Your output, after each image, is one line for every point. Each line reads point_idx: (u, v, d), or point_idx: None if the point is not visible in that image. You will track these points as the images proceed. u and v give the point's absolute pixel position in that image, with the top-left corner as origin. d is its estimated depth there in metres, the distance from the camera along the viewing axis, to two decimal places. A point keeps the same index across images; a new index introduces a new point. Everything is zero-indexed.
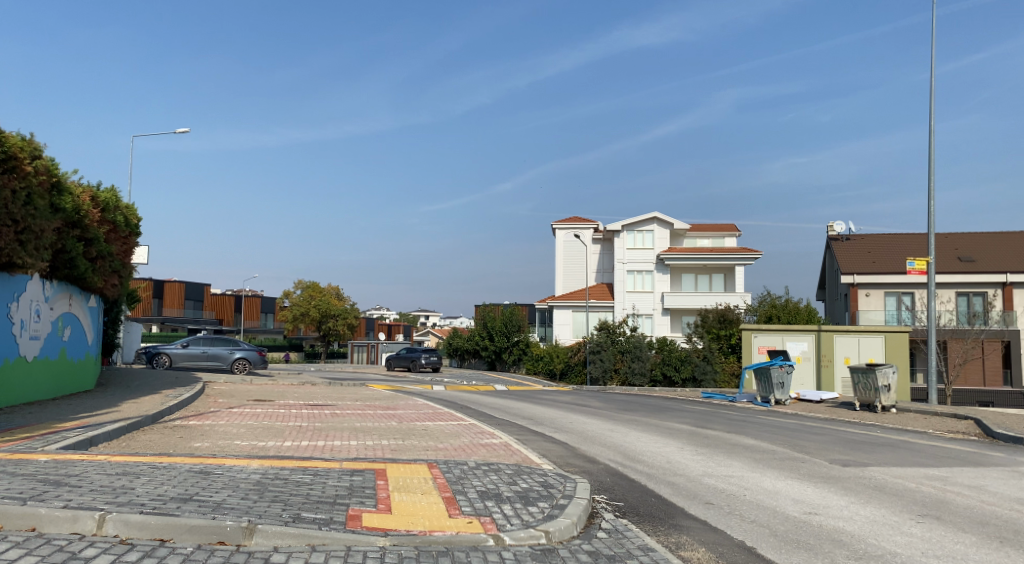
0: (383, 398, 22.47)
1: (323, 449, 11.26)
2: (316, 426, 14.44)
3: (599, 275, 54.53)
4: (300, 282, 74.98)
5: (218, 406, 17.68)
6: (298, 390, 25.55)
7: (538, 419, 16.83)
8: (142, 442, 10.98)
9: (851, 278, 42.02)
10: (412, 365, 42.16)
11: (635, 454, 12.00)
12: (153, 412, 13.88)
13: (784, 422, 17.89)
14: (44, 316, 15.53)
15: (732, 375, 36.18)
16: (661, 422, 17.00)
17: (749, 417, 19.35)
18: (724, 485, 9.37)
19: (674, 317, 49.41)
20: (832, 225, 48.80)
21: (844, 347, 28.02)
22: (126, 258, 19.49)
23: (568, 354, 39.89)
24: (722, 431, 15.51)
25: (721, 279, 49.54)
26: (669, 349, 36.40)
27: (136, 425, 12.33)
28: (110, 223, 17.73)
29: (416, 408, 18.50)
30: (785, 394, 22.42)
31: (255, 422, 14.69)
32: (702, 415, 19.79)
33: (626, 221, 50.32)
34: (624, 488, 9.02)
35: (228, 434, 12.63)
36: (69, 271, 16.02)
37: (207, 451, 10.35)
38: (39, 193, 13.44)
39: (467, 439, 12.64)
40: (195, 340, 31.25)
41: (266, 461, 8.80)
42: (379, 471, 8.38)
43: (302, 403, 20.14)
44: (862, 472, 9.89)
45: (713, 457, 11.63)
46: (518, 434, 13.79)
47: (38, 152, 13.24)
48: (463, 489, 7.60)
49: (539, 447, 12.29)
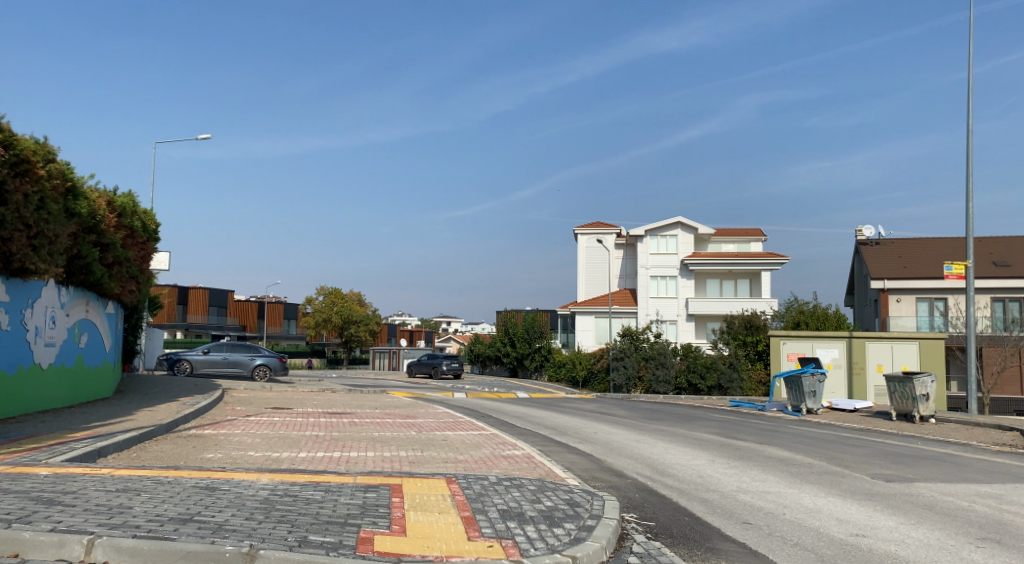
0: (403, 405, 22.08)
1: (338, 460, 10.85)
2: (333, 436, 14.04)
3: (622, 281, 53.93)
4: (322, 288, 75.06)
5: (236, 414, 17.38)
6: (317, 397, 25.29)
7: (562, 428, 16.34)
8: (154, 453, 10.63)
9: (882, 283, 41.08)
10: (433, 371, 41.84)
11: (665, 468, 11.44)
12: (167, 422, 13.56)
13: (817, 433, 17.24)
14: (60, 322, 15.29)
15: (760, 383, 35.42)
16: (689, 432, 16.43)
17: (779, 427, 18.70)
18: (762, 503, 8.83)
19: (699, 323, 48.75)
20: (861, 230, 47.85)
21: (876, 354, 27.26)
22: (144, 264, 19.25)
23: (591, 361, 39.34)
24: (753, 442, 14.91)
25: (747, 285, 48.74)
26: (694, 356, 35.66)
27: (149, 435, 11.99)
28: (128, 228, 17.49)
29: (436, 417, 18.08)
30: (817, 403, 21.76)
31: (272, 431, 14.33)
32: (730, 424, 19.18)
33: (650, 226, 49.65)
34: (656, 506, 8.51)
35: (243, 445, 12.25)
36: (85, 276, 15.76)
37: (218, 463, 9.96)
38: (53, 197, 13.13)
39: (488, 451, 12.16)
40: (216, 346, 31.06)
41: (277, 475, 8.39)
42: (394, 486, 7.93)
43: (320, 411, 19.80)
44: (908, 488, 9.30)
45: (747, 471, 11.08)
46: (541, 445, 13.30)
47: (52, 155, 12.94)
48: (484, 508, 7.14)
49: (563, 458, 11.80)
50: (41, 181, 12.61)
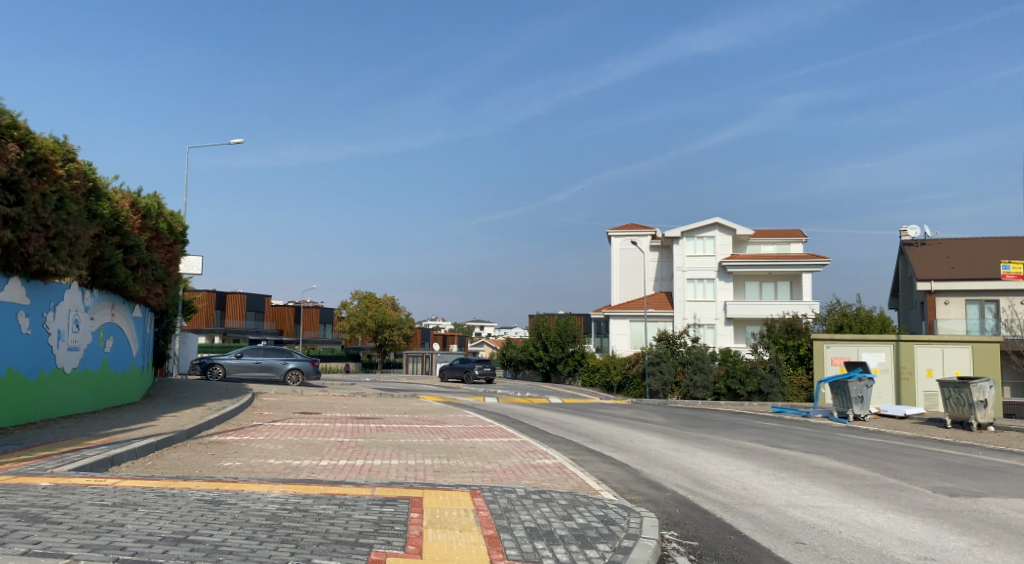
0: (433, 410, 21.55)
1: (361, 470, 10.34)
2: (358, 442, 13.54)
3: (658, 284, 53.02)
4: (357, 293, 75.17)
5: (262, 419, 17.00)
6: (348, 401, 24.91)
7: (596, 436, 15.68)
8: (170, 461, 10.22)
9: (929, 284, 39.70)
10: (465, 375, 41.33)
11: (707, 479, 10.75)
12: (190, 428, 13.17)
13: (867, 441, 16.37)
14: (84, 326, 15.01)
15: (802, 389, 34.28)
16: (730, 440, 15.68)
17: (826, 434, 17.84)
18: (816, 521, 8.12)
19: (738, 327, 47.70)
20: (906, 230, 46.47)
21: (926, 358, 26.14)
22: (171, 267, 18.98)
23: (625, 366, 38.51)
24: (799, 451, 14.11)
25: (787, 287, 47.60)
26: (734, 361, 34.90)
27: (168, 441, 11.61)
28: (153, 230, 17.20)
29: (467, 422, 17.54)
30: (864, 409, 20.80)
31: (295, 437, 13.89)
32: (773, 432, 18.36)
33: (686, 227, 48.71)
34: (699, 522, 7.86)
35: (264, 452, 11.80)
36: (109, 279, 15.47)
37: (234, 472, 9.50)
38: (74, 198, 12.81)
39: (518, 460, 11.56)
40: (249, 350, 30.83)
41: (291, 486, 7.85)
42: (413, 500, 7.37)
43: (349, 416, 19.39)
44: (975, 504, 8.52)
45: (797, 484, 10.33)
46: (574, 454, 12.65)
47: (71, 154, 12.61)
48: (509, 526, 6.55)
49: (598, 469, 11.15)
50: (59, 181, 12.27)
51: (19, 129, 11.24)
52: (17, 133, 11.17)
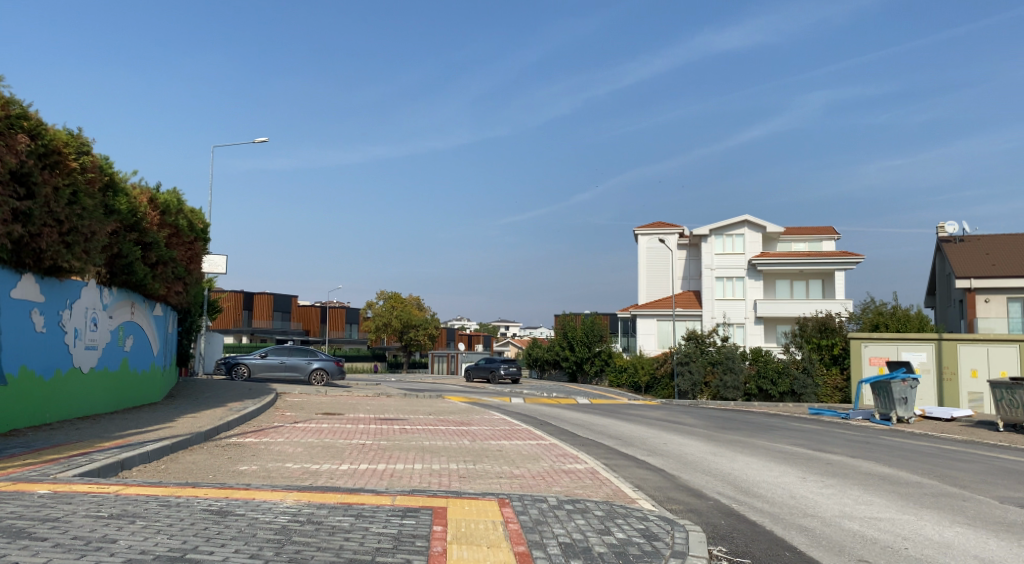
0: (458, 411, 20.95)
1: (382, 475, 9.81)
2: (380, 445, 13.03)
3: (686, 283, 52.08)
4: (382, 293, 75.01)
5: (284, 420, 16.55)
6: (372, 401, 24.48)
7: (627, 438, 15.05)
8: (184, 465, 9.75)
9: (968, 282, 38.51)
10: (490, 375, 40.81)
11: (750, 487, 10.08)
12: (207, 430, 12.71)
13: (914, 445, 15.57)
14: (103, 325, 14.62)
15: (837, 389, 33.20)
16: (769, 443, 14.96)
17: (869, 437, 17.03)
18: (877, 538, 7.47)
19: (768, 326, 46.67)
20: (944, 226, 45.24)
21: (970, 358, 25.16)
22: (192, 265, 18.56)
23: (654, 366, 37.70)
24: (844, 456, 13.36)
25: (819, 285, 46.54)
26: (765, 361, 34.01)
27: (183, 444, 11.14)
28: (173, 227, 16.77)
29: (493, 424, 16.96)
30: (908, 411, 19.94)
31: (316, 439, 13.39)
32: (814, 434, 17.58)
33: (714, 225, 47.74)
34: (748, 537, 7.24)
35: (283, 455, 11.32)
36: (127, 277, 15.06)
37: (250, 478, 9.02)
38: (89, 193, 12.38)
39: (547, 465, 10.97)
40: (273, 349, 30.49)
41: (305, 494, 7.30)
42: (438, 510, 6.82)
43: (373, 417, 18.92)
44: None
45: (848, 493, 9.64)
46: (606, 458, 12.04)
47: (88, 147, 12.18)
48: (542, 541, 5.98)
49: (632, 475, 10.54)
50: (73, 174, 11.84)
51: (28, 120, 10.83)
52: (28, 124, 10.76)
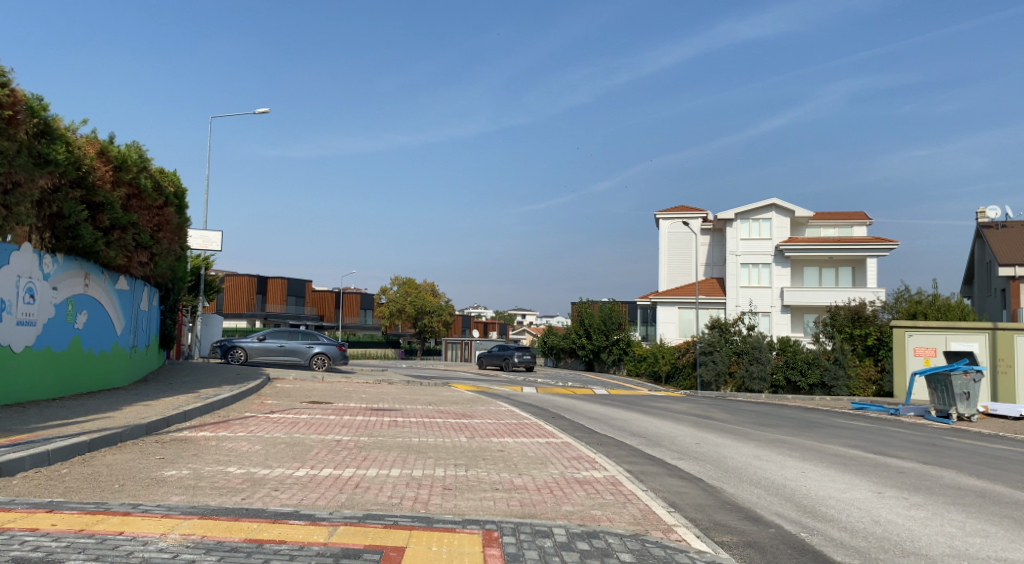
0: (461, 402, 18.73)
1: (345, 485, 7.62)
2: (359, 442, 10.83)
3: (709, 270, 49.69)
4: (396, 278, 73.00)
5: (258, 411, 14.43)
6: (369, 389, 22.36)
7: (653, 437, 12.72)
8: (92, 470, 7.64)
9: (1013, 270, 35.71)
10: (504, 363, 38.69)
11: (815, 506, 7.85)
12: (154, 423, 10.59)
13: (990, 448, 13.20)
14: (43, 297, 12.53)
15: (869, 381, 30.76)
16: (820, 445, 12.63)
17: (933, 438, 14.71)
18: None
19: (796, 315, 44.21)
20: (985, 211, 42.49)
21: None
22: (162, 233, 16.48)
23: (675, 355, 35.22)
24: (917, 462, 11.06)
25: (849, 273, 44.17)
26: (793, 351, 31.41)
27: (111, 440, 9.06)
28: (132, 187, 14.61)
29: (497, 417, 14.75)
30: (971, 408, 17.57)
31: (283, 435, 11.23)
32: (868, 434, 15.21)
33: (740, 208, 45.19)
34: None
35: (232, 455, 9.18)
36: (73, 242, 13.08)
37: (168, 489, 6.90)
38: (11, 135, 10.45)
39: (556, 473, 8.74)
40: (273, 333, 28.34)
41: (207, 522, 5.10)
42: (390, 556, 4.64)
43: (363, 407, 16.72)
44: None
45: (947, 517, 7.39)
46: (630, 462, 9.79)
47: (7, 79, 10.26)
48: None
49: (664, 486, 8.30)
50: None
51: None
52: None
